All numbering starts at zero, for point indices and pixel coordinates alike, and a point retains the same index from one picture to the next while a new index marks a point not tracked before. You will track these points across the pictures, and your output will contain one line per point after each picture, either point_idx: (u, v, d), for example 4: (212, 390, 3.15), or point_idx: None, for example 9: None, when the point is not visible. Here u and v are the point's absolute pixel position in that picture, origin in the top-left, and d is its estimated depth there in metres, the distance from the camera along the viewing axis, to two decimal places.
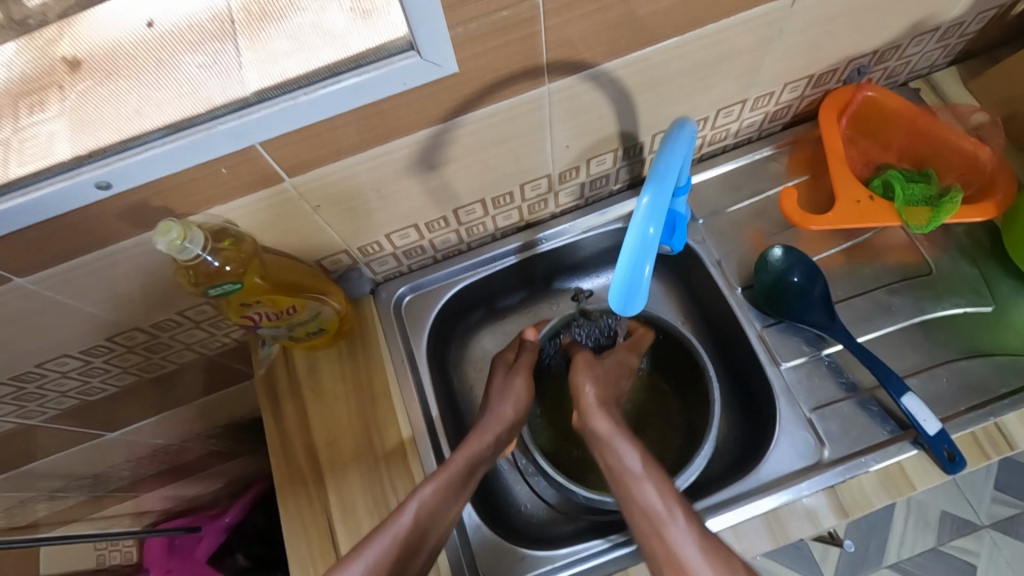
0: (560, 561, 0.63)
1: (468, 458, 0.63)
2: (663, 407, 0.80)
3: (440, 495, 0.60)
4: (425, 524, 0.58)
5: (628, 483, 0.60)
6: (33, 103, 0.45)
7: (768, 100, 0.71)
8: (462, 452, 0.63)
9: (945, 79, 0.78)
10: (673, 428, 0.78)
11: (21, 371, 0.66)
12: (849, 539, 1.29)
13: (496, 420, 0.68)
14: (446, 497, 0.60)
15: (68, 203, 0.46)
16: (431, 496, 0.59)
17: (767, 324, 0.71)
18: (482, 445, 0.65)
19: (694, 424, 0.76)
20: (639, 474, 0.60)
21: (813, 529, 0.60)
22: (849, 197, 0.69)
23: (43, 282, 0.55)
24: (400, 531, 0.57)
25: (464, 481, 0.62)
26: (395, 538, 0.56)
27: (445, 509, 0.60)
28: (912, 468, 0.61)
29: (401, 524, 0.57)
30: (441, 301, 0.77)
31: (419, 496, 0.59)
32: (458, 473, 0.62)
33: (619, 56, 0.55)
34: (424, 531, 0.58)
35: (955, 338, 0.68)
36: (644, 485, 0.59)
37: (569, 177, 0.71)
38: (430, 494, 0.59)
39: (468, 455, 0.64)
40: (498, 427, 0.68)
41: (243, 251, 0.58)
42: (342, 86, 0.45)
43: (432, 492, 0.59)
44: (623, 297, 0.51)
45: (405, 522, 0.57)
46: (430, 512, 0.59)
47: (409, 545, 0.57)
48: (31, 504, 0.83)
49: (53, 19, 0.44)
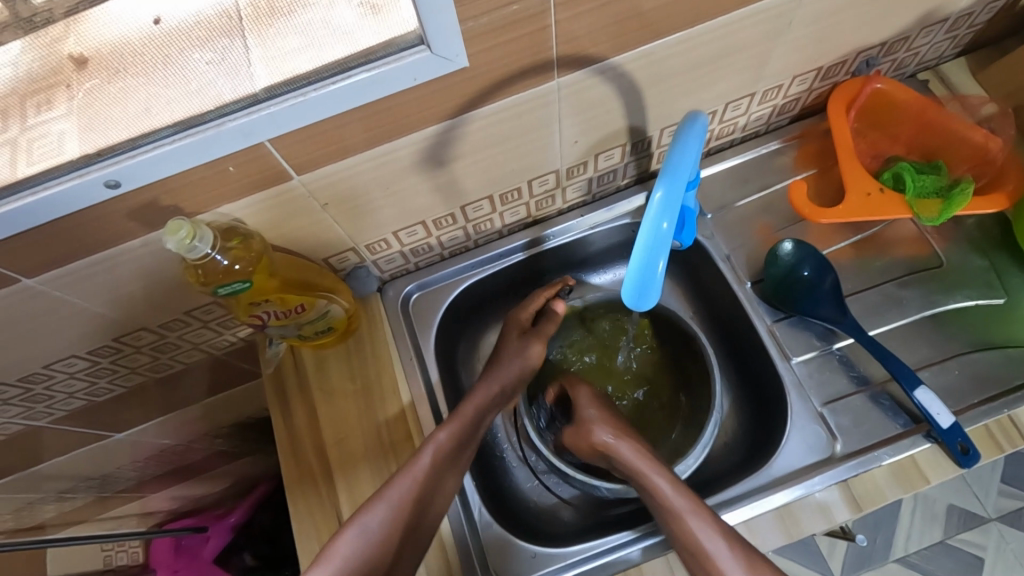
0: (572, 558, 0.63)
1: (477, 407, 0.65)
2: (661, 398, 0.79)
3: (453, 440, 0.62)
4: (441, 470, 0.60)
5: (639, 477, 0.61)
6: (40, 102, 0.44)
7: (776, 94, 0.70)
8: (471, 402, 0.65)
9: (953, 71, 0.77)
10: (670, 415, 0.77)
11: (29, 372, 0.66)
12: (858, 533, 1.28)
13: (501, 376, 0.68)
14: (459, 444, 0.62)
15: (77, 202, 0.46)
16: (446, 440, 0.61)
17: (777, 319, 0.71)
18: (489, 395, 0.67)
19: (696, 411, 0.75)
20: (638, 467, 0.62)
21: (826, 524, 0.60)
22: (858, 189, 0.68)
23: (52, 282, 0.54)
24: (419, 472, 0.59)
25: (474, 426, 0.64)
26: (415, 481, 0.58)
27: (461, 455, 0.62)
28: (925, 462, 0.60)
29: (418, 466, 0.59)
30: (448, 299, 0.77)
31: (435, 440, 0.61)
32: (469, 420, 0.64)
33: (628, 50, 0.55)
34: (440, 477, 0.60)
35: (966, 331, 0.68)
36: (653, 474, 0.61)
37: (576, 173, 0.71)
38: (446, 439, 0.61)
39: (477, 403, 0.65)
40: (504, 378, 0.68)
41: (252, 250, 0.57)
42: (352, 82, 0.45)
43: (447, 437, 0.61)
44: (637, 291, 0.51)
45: (423, 464, 0.59)
46: (447, 455, 0.61)
47: (428, 486, 0.59)
48: (38, 505, 0.83)
49: (58, 18, 0.42)
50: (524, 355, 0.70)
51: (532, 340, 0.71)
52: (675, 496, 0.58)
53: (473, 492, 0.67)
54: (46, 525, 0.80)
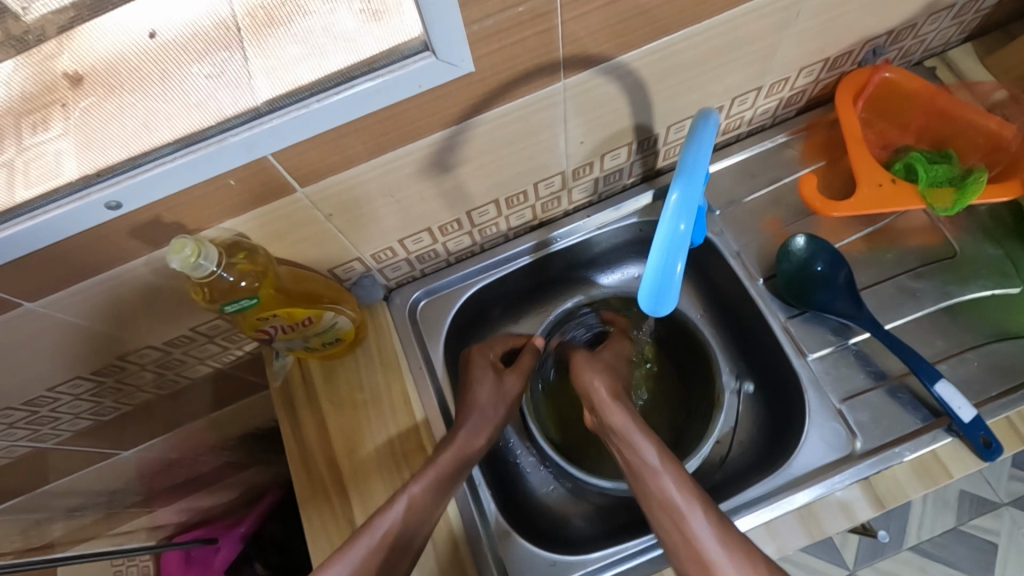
0: (592, 566, 0.62)
1: (456, 456, 0.62)
2: (669, 394, 0.78)
3: (428, 494, 0.59)
4: (414, 523, 0.58)
5: (625, 440, 0.62)
6: (35, 122, 0.42)
7: (783, 86, 0.69)
8: (449, 449, 0.62)
9: (960, 57, 0.76)
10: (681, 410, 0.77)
11: (33, 396, 0.64)
12: (882, 529, 1.26)
13: (485, 417, 0.67)
14: (435, 495, 0.60)
15: (78, 223, 0.45)
16: (420, 493, 0.59)
17: (791, 315, 0.70)
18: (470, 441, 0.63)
19: (700, 409, 0.74)
20: (656, 466, 0.59)
21: (849, 523, 0.59)
22: (871, 181, 0.67)
23: (55, 304, 0.53)
24: (388, 528, 0.57)
25: (453, 476, 0.61)
26: (383, 537, 0.56)
27: (434, 508, 0.59)
28: (947, 456, 0.60)
29: (389, 520, 0.57)
30: (456, 305, 0.76)
31: (408, 493, 0.59)
32: (446, 472, 0.61)
33: (635, 47, 0.53)
34: (414, 528, 0.58)
35: (982, 322, 0.67)
36: (640, 440, 0.61)
37: (583, 173, 0.70)
38: (420, 492, 0.59)
39: (455, 453, 0.62)
40: (489, 427, 0.66)
41: (257, 265, 0.57)
42: (355, 92, 0.44)
43: (421, 489, 0.59)
44: (654, 296, 0.50)
45: (392, 518, 0.57)
46: (419, 509, 0.58)
47: (398, 544, 0.57)
48: (45, 524, 0.77)
49: (52, 35, 0.39)
50: (502, 394, 0.70)
51: (511, 381, 0.71)
52: (656, 460, 0.59)
53: (489, 499, 0.66)
54: (57, 543, 0.73)
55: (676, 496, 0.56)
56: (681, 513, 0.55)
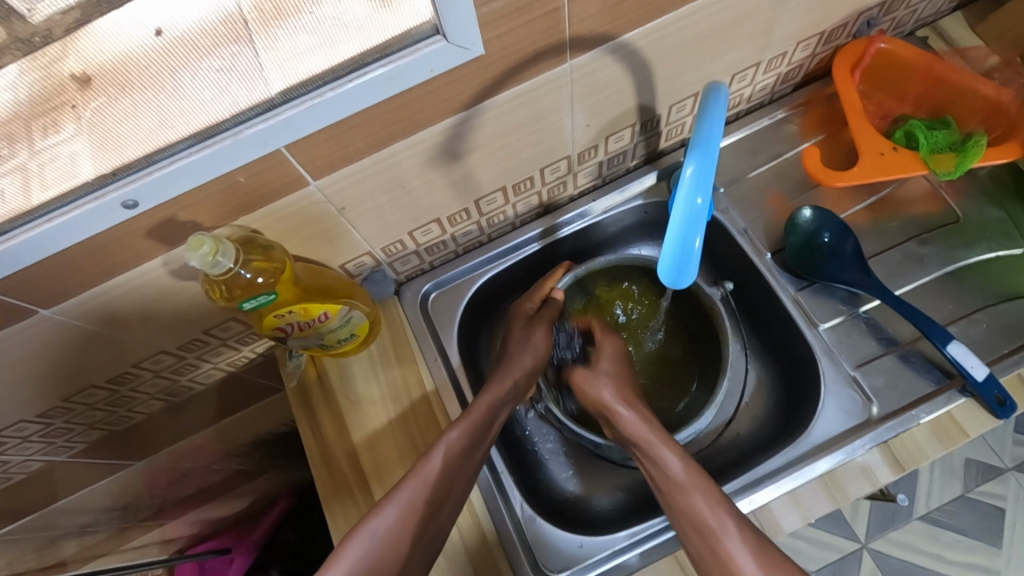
0: (620, 544, 0.62)
1: (490, 403, 0.63)
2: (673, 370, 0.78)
3: (464, 441, 0.59)
4: (453, 472, 0.58)
5: (650, 452, 0.59)
6: (46, 124, 0.41)
7: (781, 61, 0.70)
8: (484, 396, 0.63)
9: (951, 26, 0.77)
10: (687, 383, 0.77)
11: (47, 408, 0.63)
12: (899, 494, 1.28)
13: (513, 368, 0.67)
14: (472, 441, 0.60)
15: (95, 225, 0.45)
16: (458, 439, 0.59)
17: (801, 287, 0.71)
18: (504, 388, 0.65)
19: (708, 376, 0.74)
20: (684, 481, 0.56)
21: (871, 486, 0.60)
22: (872, 150, 0.68)
23: (71, 311, 0.53)
24: (430, 474, 0.57)
25: (489, 422, 0.62)
26: (423, 484, 0.56)
27: (471, 455, 0.60)
28: (962, 416, 0.61)
29: (429, 469, 0.57)
30: (467, 295, 0.76)
31: (446, 440, 0.59)
32: (482, 417, 0.61)
33: (639, 25, 0.54)
34: (448, 483, 0.57)
35: (988, 283, 0.68)
36: (663, 452, 0.58)
37: (588, 157, 0.70)
38: (457, 438, 0.59)
39: (490, 400, 0.63)
40: (517, 373, 0.67)
41: (275, 261, 0.56)
42: (370, 78, 0.44)
43: (459, 436, 0.59)
44: (674, 268, 0.52)
45: (434, 465, 0.57)
46: (457, 456, 0.59)
47: (438, 490, 0.57)
48: (61, 541, 0.76)
49: (59, 36, 0.37)
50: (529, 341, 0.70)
51: (536, 326, 0.71)
52: (682, 472, 0.56)
53: (512, 487, 0.66)
54: (69, 561, 0.72)
55: (707, 511, 0.53)
56: (712, 533, 0.53)
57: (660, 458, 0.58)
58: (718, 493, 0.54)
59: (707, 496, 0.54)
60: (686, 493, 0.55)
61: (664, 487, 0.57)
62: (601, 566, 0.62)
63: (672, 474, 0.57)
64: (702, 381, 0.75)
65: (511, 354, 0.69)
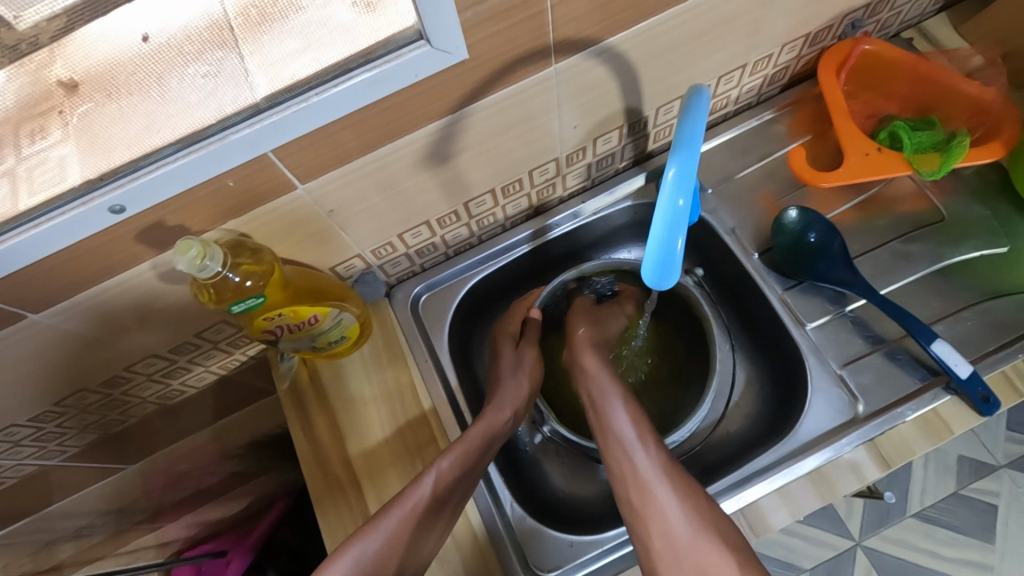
0: (611, 543, 0.63)
1: (484, 433, 0.63)
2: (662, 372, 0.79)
3: (456, 469, 0.60)
4: (444, 495, 0.59)
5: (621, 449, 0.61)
6: (34, 130, 0.42)
7: (767, 63, 0.70)
8: (478, 426, 0.64)
9: (935, 27, 0.78)
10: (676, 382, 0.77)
11: (39, 412, 0.64)
12: (893, 492, 1.29)
13: (509, 398, 0.68)
14: (463, 472, 0.60)
15: (82, 229, 0.45)
16: (449, 468, 0.60)
17: (788, 287, 0.72)
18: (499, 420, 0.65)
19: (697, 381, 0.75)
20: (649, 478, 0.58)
21: (858, 484, 0.60)
22: (858, 150, 0.69)
23: (60, 315, 0.53)
24: (417, 503, 0.57)
25: (482, 451, 0.63)
26: (411, 512, 0.57)
27: (462, 483, 0.60)
28: (947, 413, 0.61)
29: (417, 495, 0.58)
30: (458, 297, 0.77)
31: (437, 467, 0.59)
32: (475, 447, 0.62)
33: (623, 29, 0.54)
34: (436, 508, 0.58)
35: (975, 282, 0.69)
36: (636, 450, 0.60)
37: (576, 159, 0.71)
38: (448, 469, 0.60)
39: (484, 429, 0.64)
40: (512, 403, 0.68)
41: (263, 264, 0.57)
42: (355, 82, 0.44)
43: (449, 465, 0.60)
44: (657, 270, 0.53)
45: (422, 492, 0.58)
46: (448, 486, 0.59)
47: (425, 514, 0.58)
48: (55, 544, 0.77)
49: (45, 42, 0.38)
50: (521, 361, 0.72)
51: (526, 349, 0.73)
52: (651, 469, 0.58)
53: (503, 487, 0.67)
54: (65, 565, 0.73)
55: (668, 504, 0.56)
56: (665, 526, 0.55)
57: (632, 454, 0.60)
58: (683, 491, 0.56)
59: (669, 492, 0.57)
60: (649, 485, 0.58)
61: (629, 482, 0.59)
62: (591, 565, 0.63)
63: (642, 469, 0.59)
64: (691, 385, 0.76)
65: (504, 378, 0.71)
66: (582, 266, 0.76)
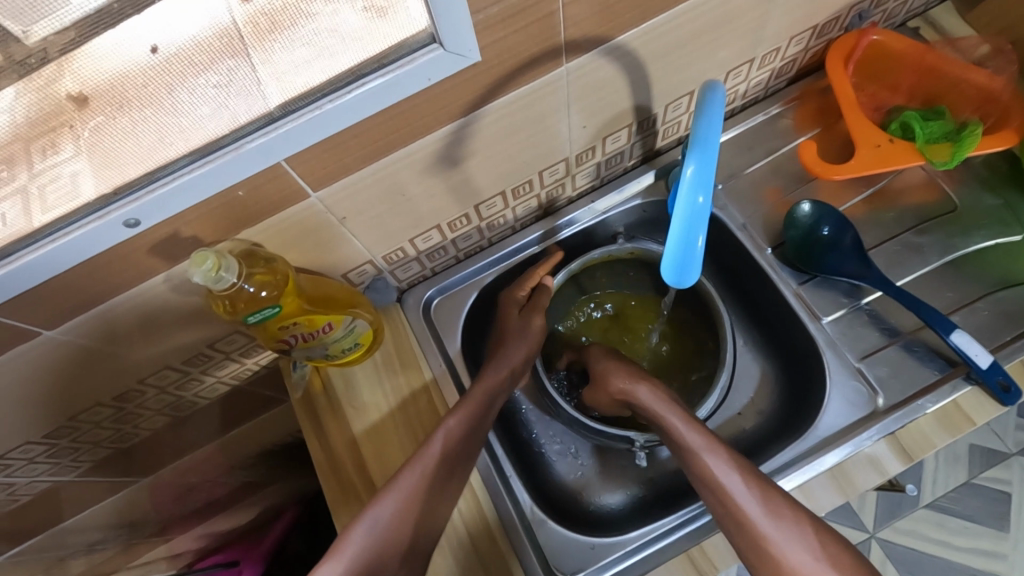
0: (632, 545, 0.62)
1: (485, 390, 0.64)
2: (678, 362, 0.78)
3: (463, 427, 0.61)
4: (455, 455, 0.60)
5: (720, 492, 0.57)
6: (44, 146, 0.40)
7: (775, 57, 0.70)
8: (481, 385, 0.65)
9: (942, 15, 0.77)
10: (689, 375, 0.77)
11: (54, 429, 0.63)
12: (908, 483, 1.28)
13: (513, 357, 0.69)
14: (470, 429, 0.62)
15: (98, 244, 0.45)
16: (456, 427, 0.61)
17: (802, 281, 0.71)
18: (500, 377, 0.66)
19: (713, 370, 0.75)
20: (763, 527, 0.54)
21: (879, 478, 0.60)
22: (869, 142, 0.68)
23: (73, 331, 0.53)
24: (430, 461, 0.58)
25: (485, 410, 0.64)
26: (427, 469, 0.58)
27: (472, 439, 0.61)
28: (967, 404, 0.61)
29: (430, 453, 0.59)
30: (469, 300, 0.77)
31: (445, 426, 0.61)
32: (477, 404, 0.63)
33: (633, 27, 0.54)
34: (450, 463, 0.60)
35: (989, 270, 0.68)
36: (740, 498, 0.56)
37: (585, 159, 0.70)
38: (456, 425, 0.61)
39: (485, 387, 0.65)
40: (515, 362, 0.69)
41: (278, 273, 0.56)
42: (368, 89, 0.44)
43: (457, 423, 0.61)
44: (676, 268, 0.52)
45: (433, 451, 0.59)
46: (456, 441, 0.60)
47: (441, 471, 0.59)
48: (68, 562, 0.76)
49: (54, 56, 0.37)
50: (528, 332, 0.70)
51: (533, 316, 0.71)
52: (762, 518, 0.54)
53: (520, 489, 0.66)
54: None
55: (799, 556, 0.53)
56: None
57: (740, 502, 0.55)
58: (810, 541, 0.53)
59: (794, 544, 0.53)
60: (772, 540, 0.54)
61: (739, 530, 0.55)
62: (614, 566, 0.62)
63: (750, 516, 0.55)
64: (704, 375, 0.76)
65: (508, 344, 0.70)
66: (588, 256, 0.75)
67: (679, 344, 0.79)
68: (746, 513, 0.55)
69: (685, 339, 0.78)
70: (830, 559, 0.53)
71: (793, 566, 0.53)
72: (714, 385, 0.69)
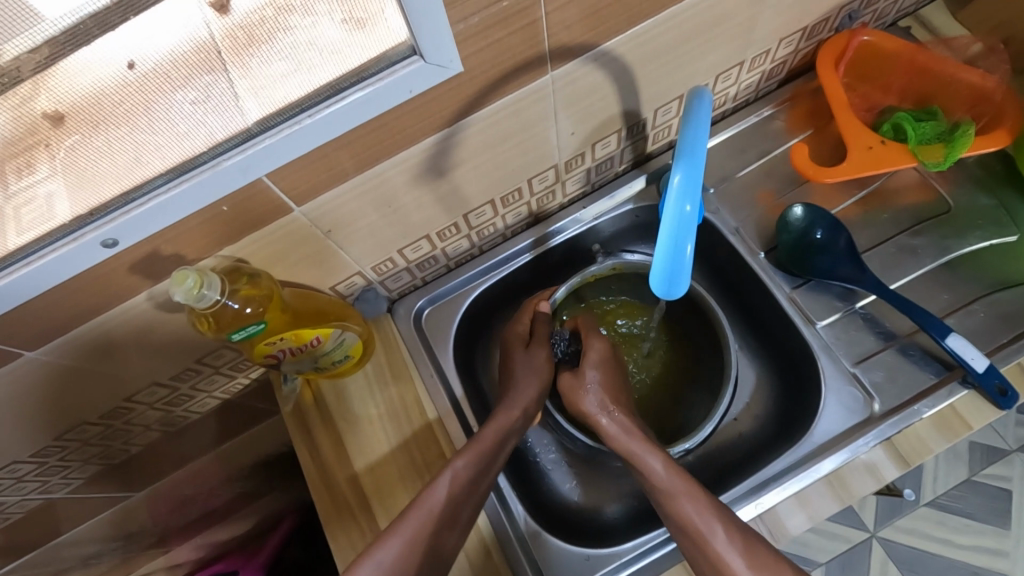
0: (627, 556, 0.62)
1: (495, 432, 0.63)
2: (679, 370, 0.78)
3: (469, 472, 0.59)
4: (458, 500, 0.58)
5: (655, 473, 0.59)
6: (19, 166, 0.40)
7: (765, 59, 0.69)
8: (489, 427, 0.63)
9: (933, 14, 0.77)
10: (691, 386, 0.77)
11: (41, 448, 0.62)
12: (905, 487, 1.28)
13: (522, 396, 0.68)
14: (477, 473, 0.60)
15: (74, 265, 0.44)
16: (462, 469, 0.59)
17: (796, 286, 0.71)
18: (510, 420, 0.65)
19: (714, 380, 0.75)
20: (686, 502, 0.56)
21: (877, 484, 0.59)
22: (860, 144, 0.68)
23: (55, 352, 0.52)
24: (434, 506, 0.57)
25: (496, 449, 0.62)
26: (428, 516, 0.56)
27: (476, 481, 0.59)
28: (964, 408, 0.60)
29: (432, 501, 0.57)
30: (461, 309, 0.76)
31: (452, 469, 0.59)
32: (487, 445, 0.61)
33: (619, 33, 0.53)
34: (456, 507, 0.58)
35: (984, 271, 0.68)
36: (669, 478, 0.58)
37: (575, 165, 0.69)
38: (463, 469, 0.59)
39: (496, 430, 0.63)
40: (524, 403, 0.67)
41: (262, 288, 0.56)
42: (348, 102, 0.44)
43: (464, 465, 0.59)
44: (665, 279, 0.52)
45: (438, 496, 0.57)
46: (461, 487, 0.58)
47: (442, 521, 0.56)
48: None
49: (28, 75, 0.36)
50: (532, 363, 0.70)
51: (537, 350, 0.70)
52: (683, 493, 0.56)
53: (515, 501, 0.66)
54: None
55: (715, 532, 0.53)
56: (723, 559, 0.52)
57: (666, 480, 0.58)
58: (731, 520, 0.54)
59: (714, 521, 0.54)
60: (692, 512, 0.55)
61: (672, 514, 0.56)
62: None
63: (674, 493, 0.57)
64: (704, 384, 0.76)
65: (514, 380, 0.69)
66: (585, 272, 0.75)
67: (678, 352, 0.79)
68: (672, 491, 0.57)
69: (683, 346, 0.78)
70: (745, 544, 0.53)
71: (710, 543, 0.53)
72: (724, 388, 0.69)
